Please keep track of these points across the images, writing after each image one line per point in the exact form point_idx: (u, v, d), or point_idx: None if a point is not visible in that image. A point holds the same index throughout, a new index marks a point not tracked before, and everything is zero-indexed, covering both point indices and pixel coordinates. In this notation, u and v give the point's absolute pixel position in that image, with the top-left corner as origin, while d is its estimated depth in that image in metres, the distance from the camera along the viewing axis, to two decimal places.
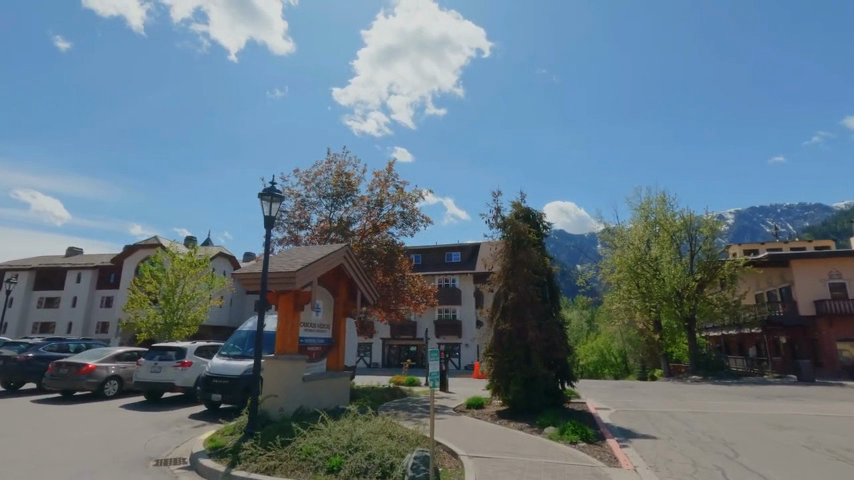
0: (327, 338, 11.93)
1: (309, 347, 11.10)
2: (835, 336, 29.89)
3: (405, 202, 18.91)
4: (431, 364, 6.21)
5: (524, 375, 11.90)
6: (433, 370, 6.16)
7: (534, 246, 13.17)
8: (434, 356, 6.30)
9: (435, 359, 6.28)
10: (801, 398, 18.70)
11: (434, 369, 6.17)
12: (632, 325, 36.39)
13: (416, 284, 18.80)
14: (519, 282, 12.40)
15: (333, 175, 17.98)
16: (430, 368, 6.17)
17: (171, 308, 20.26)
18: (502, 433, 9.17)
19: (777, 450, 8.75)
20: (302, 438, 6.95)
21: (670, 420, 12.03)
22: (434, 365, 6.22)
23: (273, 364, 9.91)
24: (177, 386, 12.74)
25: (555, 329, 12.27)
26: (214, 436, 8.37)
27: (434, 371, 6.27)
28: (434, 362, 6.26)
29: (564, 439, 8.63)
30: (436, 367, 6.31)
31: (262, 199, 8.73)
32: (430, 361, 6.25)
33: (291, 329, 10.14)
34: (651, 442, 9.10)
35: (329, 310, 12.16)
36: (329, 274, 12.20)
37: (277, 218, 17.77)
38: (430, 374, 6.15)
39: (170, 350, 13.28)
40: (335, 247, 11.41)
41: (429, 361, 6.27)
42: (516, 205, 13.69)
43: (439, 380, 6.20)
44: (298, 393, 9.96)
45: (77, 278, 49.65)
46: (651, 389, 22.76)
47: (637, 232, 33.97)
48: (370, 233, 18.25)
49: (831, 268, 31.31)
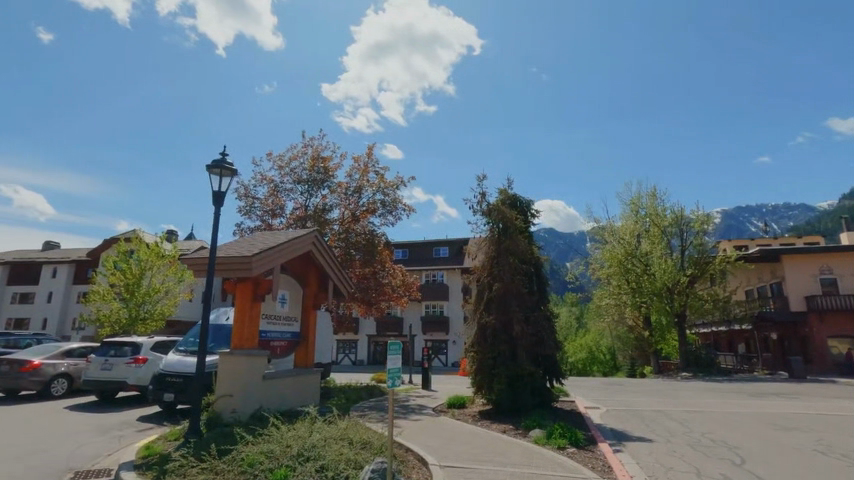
0: (294, 332, 10.91)
1: (272, 342, 10.11)
2: (826, 333, 29.50)
3: (387, 190, 17.89)
4: (391, 360, 5.19)
5: (509, 374, 10.96)
6: (392, 367, 5.15)
7: (522, 234, 12.24)
8: (395, 350, 5.27)
9: (395, 354, 5.27)
10: (799, 396, 18.02)
11: (394, 366, 5.15)
12: (622, 321, 35.81)
13: (397, 276, 17.81)
14: (505, 272, 11.43)
15: (309, 160, 16.87)
16: (389, 365, 5.16)
17: (135, 302, 19.00)
18: (481, 438, 8.20)
19: (786, 455, 7.93)
20: (245, 447, 5.91)
21: (665, 420, 11.22)
22: (393, 361, 5.21)
23: (228, 361, 8.81)
24: (129, 385, 11.58)
25: (543, 323, 11.38)
26: (152, 443, 7.30)
27: (394, 368, 5.25)
28: (395, 357, 5.24)
29: (551, 444, 7.67)
30: (397, 363, 5.30)
31: (210, 171, 7.65)
32: (389, 356, 5.22)
33: (249, 321, 9.12)
34: (647, 446, 8.27)
35: (297, 302, 11.13)
36: (297, 261, 11.12)
37: (249, 205, 16.62)
38: (389, 371, 5.13)
39: (124, 346, 12.13)
40: (302, 232, 10.36)
41: (388, 355, 5.25)
42: (503, 191, 12.77)
43: (400, 380, 5.18)
44: (256, 392, 8.90)
45: (53, 273, 47.80)
46: (641, 386, 22.02)
47: (627, 227, 33.26)
48: (348, 222, 17.19)
49: (823, 264, 30.85)
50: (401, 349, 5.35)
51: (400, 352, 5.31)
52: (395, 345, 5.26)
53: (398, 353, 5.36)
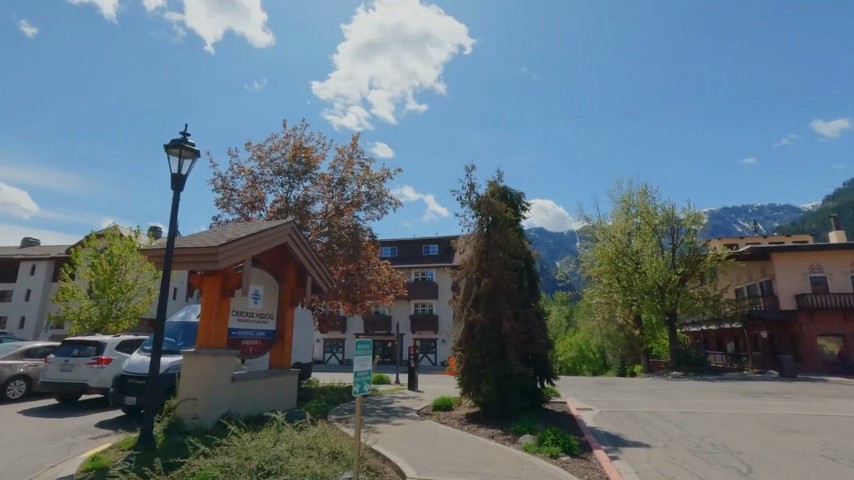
0: (268, 330, 10.19)
1: (243, 341, 9.40)
2: (816, 331, 29.38)
3: (372, 183, 17.19)
4: (357, 361, 4.59)
5: (498, 374, 10.33)
6: (360, 370, 4.57)
7: (512, 227, 11.62)
8: (363, 350, 4.67)
9: (363, 354, 4.67)
10: (793, 395, 17.65)
11: (361, 369, 4.57)
12: (612, 319, 35.50)
13: (383, 272, 17.16)
14: (494, 267, 10.83)
15: (291, 150, 16.12)
16: (356, 368, 4.57)
17: (107, 299, 18.11)
18: (467, 444, 7.55)
19: (792, 461, 7.41)
20: (199, 459, 5.19)
21: (660, 422, 10.71)
22: (361, 362, 4.61)
23: (192, 361, 8.06)
24: (91, 387, 10.77)
25: (534, 321, 10.79)
26: (101, 454, 6.53)
27: (362, 371, 4.65)
28: (362, 358, 4.65)
29: (543, 452, 7.04)
30: (366, 366, 4.71)
31: (168, 151, 6.88)
32: (356, 358, 4.63)
33: (217, 318, 8.39)
34: (645, 452, 7.72)
35: (272, 298, 10.38)
36: (273, 255, 10.38)
37: (226, 197, 15.83)
38: (356, 374, 4.54)
39: (88, 345, 11.30)
40: (278, 223, 9.62)
41: (354, 356, 4.65)
42: (492, 183, 12.17)
43: (368, 385, 4.60)
44: (223, 395, 8.16)
45: (32, 270, 46.28)
46: (632, 385, 21.60)
47: (617, 225, 32.89)
48: (332, 216, 16.47)
49: (813, 262, 30.71)
50: (370, 349, 4.76)
51: (369, 351, 4.71)
52: (363, 344, 4.66)
53: (367, 353, 4.78)
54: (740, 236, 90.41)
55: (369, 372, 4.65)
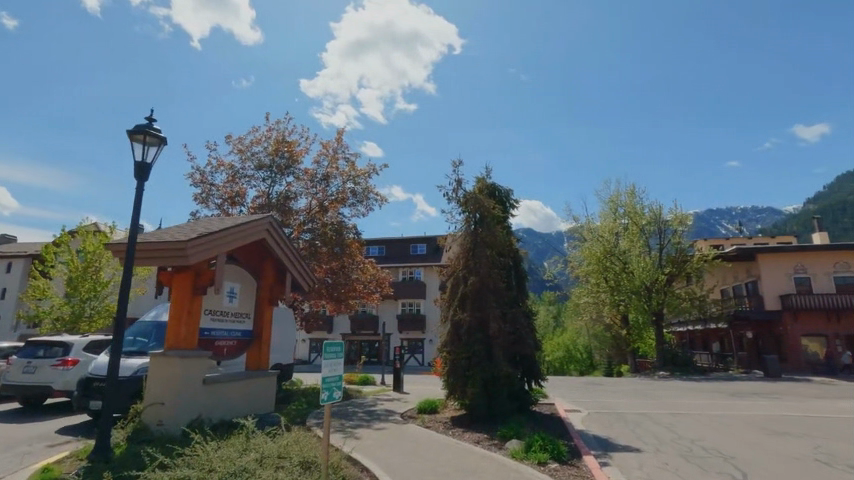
0: (245, 330, 9.71)
1: (217, 342, 8.92)
2: (800, 331, 29.61)
3: (358, 179, 16.74)
4: (326, 366, 4.30)
5: (485, 376, 9.98)
6: (329, 376, 4.31)
7: (500, 224, 11.29)
8: (331, 354, 4.38)
9: (333, 358, 4.40)
10: (780, 396, 17.62)
11: (331, 375, 4.30)
12: (600, 319, 35.46)
13: (369, 270, 16.73)
14: (481, 265, 10.48)
15: (273, 144, 15.61)
16: (325, 373, 4.29)
17: (80, 298, 17.42)
18: (452, 450, 7.18)
19: (786, 465, 7.20)
20: (155, 472, 4.72)
21: (650, 425, 10.46)
22: (331, 367, 4.33)
23: (160, 364, 7.56)
24: (55, 391, 10.18)
25: (522, 320, 10.47)
26: (54, 465, 6.01)
27: (332, 377, 4.39)
28: (331, 362, 4.36)
29: (530, 459, 6.69)
30: (336, 370, 4.46)
31: (130, 136, 6.43)
32: (325, 361, 4.33)
33: (187, 318, 7.91)
34: (636, 457, 7.43)
35: (250, 297, 9.89)
36: (250, 251, 9.90)
37: (205, 192, 15.28)
38: (325, 380, 4.26)
39: (52, 346, 10.69)
40: (255, 217, 9.15)
41: (323, 359, 4.35)
42: (480, 179, 11.84)
43: (338, 391, 4.38)
44: (193, 400, 7.66)
45: (8, 268, 44.91)
46: (619, 385, 21.45)
47: (605, 225, 32.84)
48: (316, 213, 15.98)
49: (797, 263, 30.94)
50: (341, 351, 4.50)
51: (339, 355, 4.45)
52: (332, 347, 4.36)
53: (339, 356, 4.53)
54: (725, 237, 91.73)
55: (340, 378, 4.42)
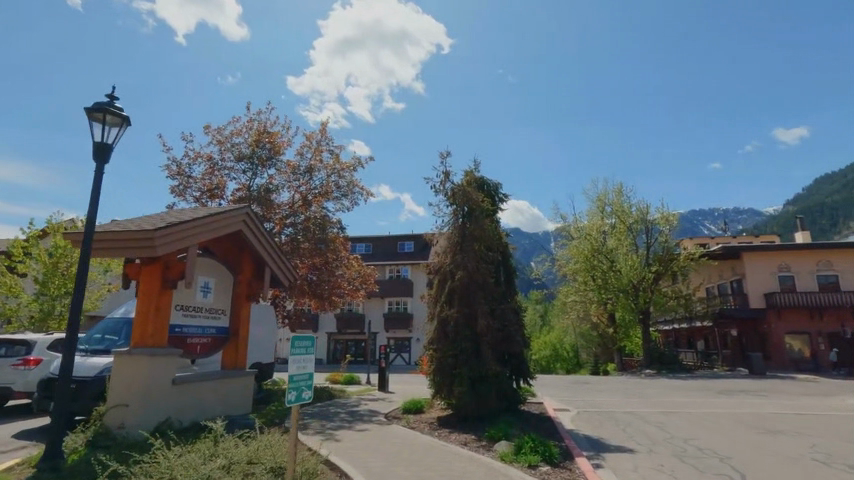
0: (220, 327, 9.19)
1: (189, 340, 8.40)
2: (783, 329, 29.88)
3: (343, 172, 16.26)
4: (293, 363, 3.89)
5: (472, 374, 9.61)
6: (295, 374, 3.90)
7: (489, 218, 10.92)
8: (298, 349, 3.95)
9: (300, 354, 3.97)
10: (767, 393, 17.59)
11: (297, 373, 3.89)
12: (587, 318, 35.41)
13: (353, 267, 16.28)
14: (469, 259, 10.09)
15: (254, 135, 15.05)
16: (292, 371, 3.88)
17: (50, 295, 16.64)
18: (437, 452, 6.78)
19: (782, 466, 6.96)
20: None
21: (640, 424, 10.22)
22: (297, 364, 3.92)
23: (124, 363, 7.02)
24: (17, 392, 9.60)
25: (511, 317, 10.15)
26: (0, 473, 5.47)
27: (300, 375, 3.99)
28: (298, 358, 3.94)
29: (521, 462, 6.33)
30: (306, 368, 4.05)
31: (88, 115, 5.92)
32: (292, 358, 3.92)
33: (155, 313, 7.38)
34: (629, 458, 7.14)
35: (226, 292, 9.38)
36: (226, 244, 9.36)
37: (182, 184, 14.67)
38: (292, 379, 3.86)
39: (14, 345, 10.07)
40: (231, 208, 8.64)
41: (291, 356, 3.94)
42: (468, 172, 11.46)
43: (307, 392, 3.99)
44: (159, 402, 7.14)
45: None
46: (607, 384, 21.28)
47: (592, 223, 32.76)
48: (299, 207, 15.45)
49: (781, 261, 31.21)
50: (309, 346, 4.07)
51: (308, 350, 4.04)
52: (299, 341, 3.94)
53: (309, 352, 4.12)
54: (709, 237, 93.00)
55: (310, 377, 4.03)
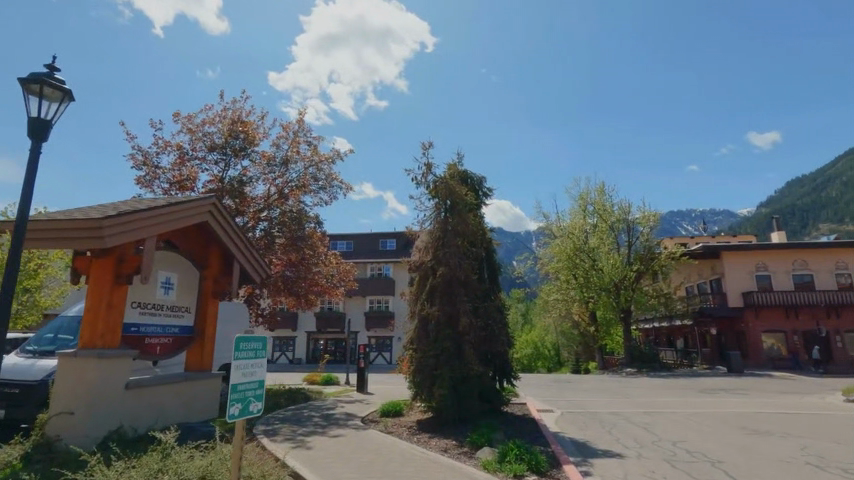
0: (184, 327, 8.51)
1: (148, 340, 7.73)
2: (760, 328, 30.27)
3: (322, 165, 15.65)
4: (236, 369, 3.40)
5: (454, 376, 9.14)
6: (239, 386, 3.44)
7: (472, 212, 10.46)
8: (243, 353, 3.47)
9: (244, 359, 3.49)
10: (748, 392, 17.56)
11: (239, 384, 3.41)
12: (568, 316, 35.35)
13: (331, 264, 15.70)
14: (451, 255, 9.61)
15: (226, 124, 14.31)
16: (234, 380, 3.38)
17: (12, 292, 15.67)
18: (415, 461, 6.29)
19: (774, 470, 6.68)
20: None
21: (626, 425, 9.93)
22: (239, 375, 3.44)
23: (68, 367, 6.33)
24: None
25: (494, 315, 9.75)
26: None
27: (246, 384, 3.51)
28: (242, 363, 3.45)
29: (505, 471, 5.87)
30: (253, 377, 3.59)
31: (23, 86, 5.25)
32: (236, 363, 3.43)
33: (107, 310, 6.71)
34: (618, 464, 6.77)
35: (190, 288, 8.71)
36: (191, 237, 8.68)
37: (150, 175, 13.86)
38: (234, 389, 3.37)
39: None
40: (195, 198, 7.97)
41: (235, 361, 3.44)
42: (451, 165, 10.96)
43: (254, 404, 3.55)
44: (108, 409, 6.48)
45: None
46: (587, 383, 21.12)
47: (574, 222, 32.69)
48: (274, 200, 14.76)
49: (759, 261, 31.61)
50: (255, 349, 3.60)
51: (255, 354, 3.57)
52: (243, 343, 3.46)
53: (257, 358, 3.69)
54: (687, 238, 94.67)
55: (259, 385, 3.59)
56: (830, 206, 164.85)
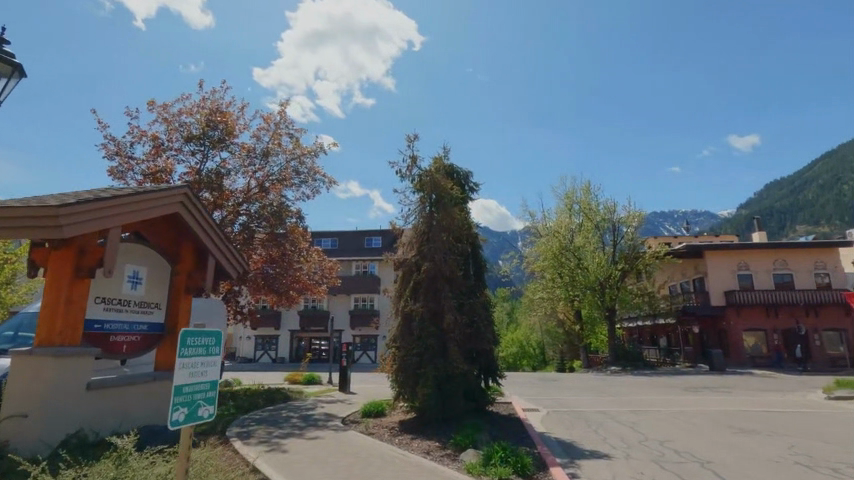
0: (154, 324, 8.06)
1: (114, 338, 7.27)
2: (741, 326, 30.65)
3: (304, 158, 15.21)
4: (182, 367, 3.09)
5: (438, 375, 8.84)
6: (185, 387, 3.14)
7: (458, 207, 10.16)
8: (190, 350, 3.17)
9: (193, 356, 3.19)
10: (732, 390, 17.60)
11: (185, 385, 3.10)
12: (553, 315, 35.36)
13: (313, 260, 15.29)
14: (436, 251, 9.32)
15: (204, 114, 13.79)
16: (179, 381, 3.07)
17: None
18: (396, 465, 5.98)
19: (764, 469, 6.51)
20: None
21: (613, 425, 9.75)
22: (185, 376, 3.14)
23: (21, 367, 5.87)
24: None
25: (480, 312, 9.47)
26: None
27: (195, 385, 3.21)
28: (189, 361, 3.16)
29: (490, 475, 5.59)
30: (203, 378, 3.29)
31: None
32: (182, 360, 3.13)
33: (66, 306, 6.25)
34: (606, 466, 6.53)
35: (162, 283, 8.26)
36: (162, 229, 8.22)
37: (123, 166, 13.28)
38: (179, 389, 3.04)
39: None
40: (166, 187, 7.54)
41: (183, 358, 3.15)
42: (437, 158, 10.65)
43: (203, 409, 3.25)
44: (65, 412, 6.02)
45: None
46: (574, 382, 21.01)
47: (560, 221, 32.67)
48: (254, 194, 14.26)
49: (741, 260, 31.96)
50: (205, 347, 3.32)
51: (205, 351, 3.29)
52: (191, 337, 3.19)
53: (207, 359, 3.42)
54: (670, 237, 96.08)
55: (210, 387, 3.30)
56: (807, 208, 168.84)
